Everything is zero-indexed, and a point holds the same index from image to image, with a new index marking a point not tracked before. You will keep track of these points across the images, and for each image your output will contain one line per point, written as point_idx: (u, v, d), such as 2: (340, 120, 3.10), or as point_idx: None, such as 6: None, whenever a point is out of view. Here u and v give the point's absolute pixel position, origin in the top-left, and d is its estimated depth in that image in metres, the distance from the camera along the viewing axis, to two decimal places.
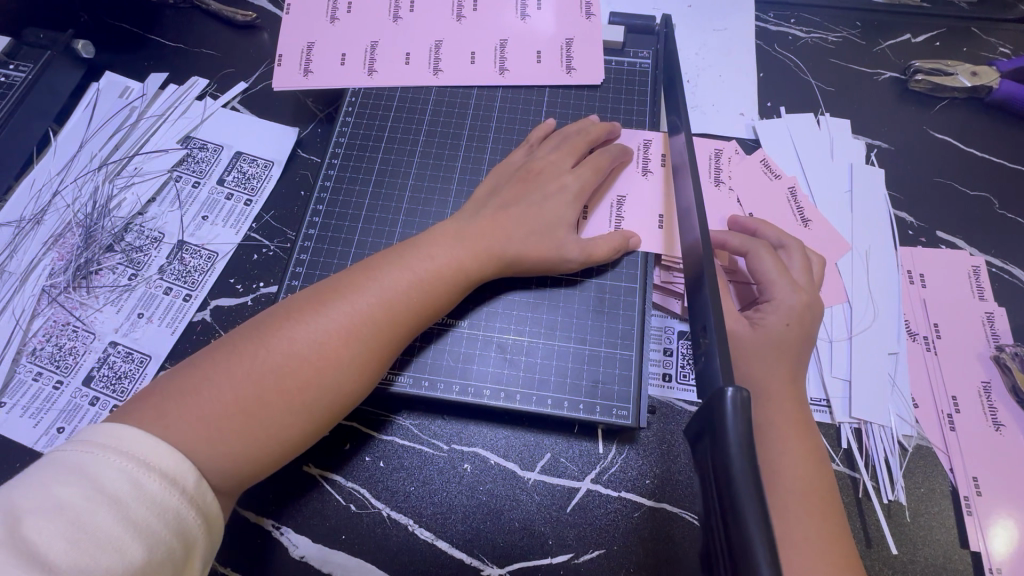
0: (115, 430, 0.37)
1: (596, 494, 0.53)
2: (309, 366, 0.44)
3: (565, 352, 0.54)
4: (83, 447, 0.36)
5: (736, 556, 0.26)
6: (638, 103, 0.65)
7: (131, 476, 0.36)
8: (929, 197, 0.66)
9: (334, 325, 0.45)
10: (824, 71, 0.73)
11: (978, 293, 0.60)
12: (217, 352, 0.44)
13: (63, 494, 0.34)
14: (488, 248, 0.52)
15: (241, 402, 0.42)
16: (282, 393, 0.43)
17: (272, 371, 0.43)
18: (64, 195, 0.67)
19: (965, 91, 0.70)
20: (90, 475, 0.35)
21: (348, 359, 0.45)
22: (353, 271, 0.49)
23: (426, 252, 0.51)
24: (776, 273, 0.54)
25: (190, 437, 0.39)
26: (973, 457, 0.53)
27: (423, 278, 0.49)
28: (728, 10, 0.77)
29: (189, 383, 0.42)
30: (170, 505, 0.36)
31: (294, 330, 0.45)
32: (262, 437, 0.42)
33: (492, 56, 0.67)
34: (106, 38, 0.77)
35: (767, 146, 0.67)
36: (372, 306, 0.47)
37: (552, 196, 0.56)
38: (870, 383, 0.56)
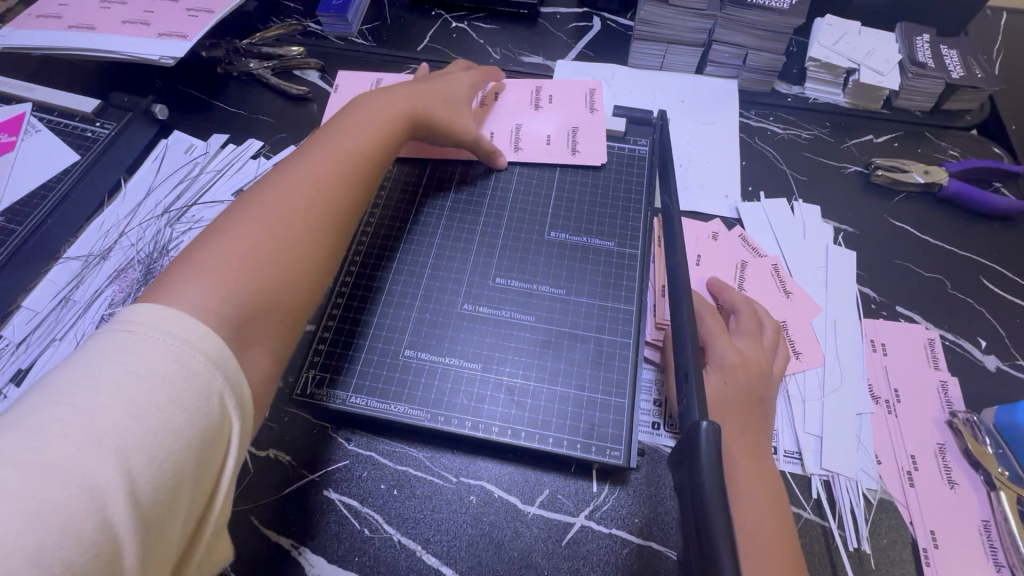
0: (156, 313, 0.39)
1: (589, 530, 0.59)
2: (317, 190, 0.54)
3: (565, 397, 0.61)
4: (128, 328, 0.38)
5: (704, 558, 0.32)
6: (637, 182, 0.76)
7: (178, 357, 0.37)
8: (890, 276, 0.75)
9: (322, 159, 0.56)
10: (798, 162, 0.84)
11: (933, 363, 0.68)
12: (215, 236, 0.48)
13: (115, 371, 0.36)
14: (418, 108, 0.68)
15: (270, 237, 0.49)
16: (306, 211, 0.52)
17: (288, 203, 0.52)
18: (129, 235, 0.76)
19: (919, 186, 0.81)
20: (140, 354, 0.37)
21: (347, 171, 0.57)
22: (304, 146, 0.59)
23: (368, 116, 0.63)
24: (716, 334, 0.62)
25: (236, 273, 0.46)
26: (931, 511, 0.59)
27: (383, 124, 0.63)
28: (715, 106, 0.89)
29: (199, 259, 0.46)
30: (213, 386, 0.38)
31: (287, 180, 0.54)
32: (301, 242, 0.51)
33: (508, 139, 0.78)
34: (177, 102, 0.89)
35: (747, 224, 0.77)
36: (349, 143, 0.59)
37: (452, 85, 0.76)
38: (839, 440, 0.63)
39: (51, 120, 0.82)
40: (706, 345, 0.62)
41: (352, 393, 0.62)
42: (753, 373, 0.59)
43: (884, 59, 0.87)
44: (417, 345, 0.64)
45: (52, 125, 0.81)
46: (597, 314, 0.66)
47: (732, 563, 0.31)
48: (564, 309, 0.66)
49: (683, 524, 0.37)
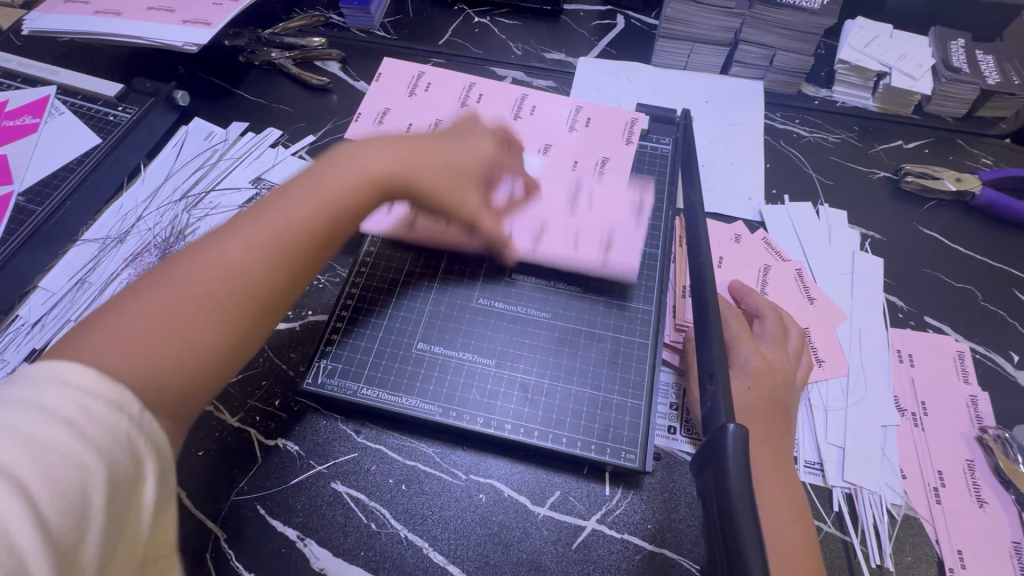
0: (50, 363, 0.36)
1: (600, 534, 0.57)
2: (232, 274, 0.47)
3: (580, 397, 0.60)
4: (22, 381, 0.36)
5: (732, 565, 0.31)
6: (659, 181, 0.74)
7: (75, 402, 0.35)
8: (918, 285, 0.72)
9: (252, 235, 0.49)
10: (824, 167, 0.82)
11: (962, 376, 0.66)
12: (140, 289, 0.45)
13: (6, 419, 0.33)
14: (400, 174, 0.59)
15: (169, 319, 0.43)
16: (212, 304, 0.46)
17: (198, 280, 0.46)
18: (147, 220, 0.76)
19: (951, 194, 0.78)
20: (33, 401, 0.34)
21: (274, 258, 0.49)
22: (258, 205, 0.52)
23: (334, 179, 0.55)
24: (742, 339, 0.60)
25: (118, 356, 0.40)
26: (958, 530, 0.57)
27: (341, 193, 0.55)
28: (740, 107, 0.88)
29: (94, 328, 0.41)
30: (119, 423, 0.36)
31: (211, 252, 0.47)
32: (199, 340, 0.45)
33: (533, 224, 0.69)
34: (198, 90, 0.89)
35: (771, 227, 0.75)
36: (292, 217, 0.51)
37: (468, 146, 0.64)
38: (862, 452, 0.61)
39: (74, 103, 0.82)
40: (731, 348, 0.60)
41: (364, 384, 0.61)
42: (777, 382, 0.58)
43: (916, 62, 0.84)
44: (431, 338, 0.63)
45: (75, 108, 0.82)
46: (616, 314, 0.64)
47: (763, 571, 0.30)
48: (582, 307, 0.65)
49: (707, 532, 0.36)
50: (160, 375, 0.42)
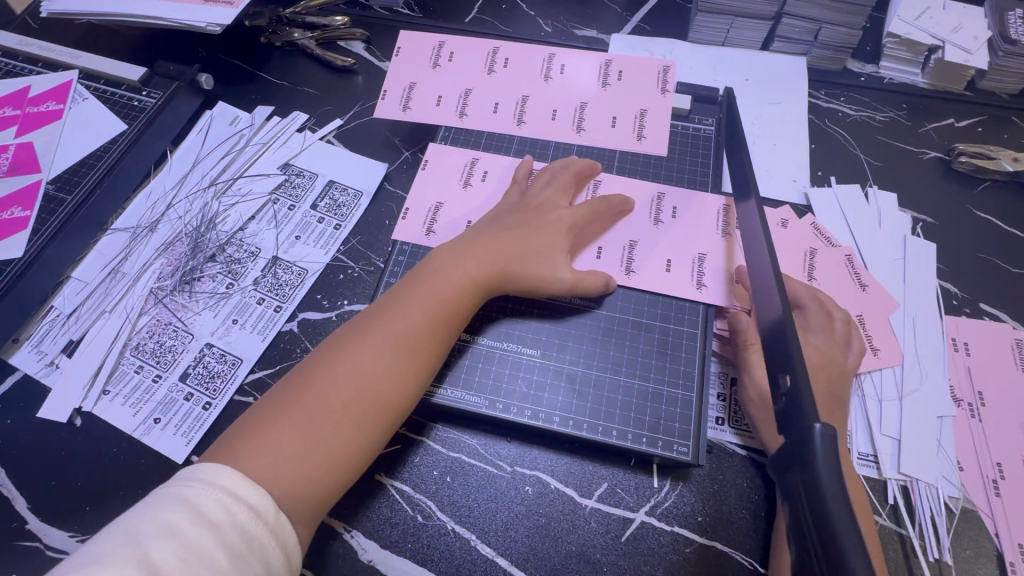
0: (211, 468, 0.43)
1: (649, 526, 0.56)
2: (354, 391, 0.50)
3: (629, 388, 0.58)
4: (185, 480, 0.42)
5: (832, 571, 0.29)
6: (702, 164, 0.71)
7: (223, 507, 0.41)
8: (973, 270, 0.70)
9: (370, 348, 0.52)
10: (872, 147, 0.79)
11: (1021, 365, 0.63)
12: (281, 402, 0.49)
13: (169, 518, 0.40)
14: (496, 268, 0.58)
15: (303, 434, 0.47)
16: (336, 422, 0.48)
17: (330, 397, 0.49)
18: (177, 208, 0.75)
19: (1007, 174, 0.75)
20: (194, 503, 0.41)
21: (395, 372, 0.52)
22: (374, 309, 0.55)
23: (439, 279, 0.57)
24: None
25: (270, 476, 0.44)
26: (1018, 523, 0.55)
27: (444, 300, 0.56)
28: (782, 85, 0.84)
29: (249, 434, 0.46)
30: (255, 532, 0.41)
31: (337, 364, 0.51)
32: (328, 456, 0.47)
33: (619, 255, 0.65)
34: (221, 73, 0.87)
35: (817, 210, 0.73)
36: (403, 328, 0.53)
37: (549, 223, 0.62)
38: (918, 443, 0.59)
39: (97, 88, 0.80)
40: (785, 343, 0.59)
41: None
42: (831, 378, 0.57)
43: (971, 35, 0.79)
44: (472, 327, 0.62)
45: (98, 93, 0.80)
46: (662, 302, 0.62)
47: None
48: (627, 296, 0.63)
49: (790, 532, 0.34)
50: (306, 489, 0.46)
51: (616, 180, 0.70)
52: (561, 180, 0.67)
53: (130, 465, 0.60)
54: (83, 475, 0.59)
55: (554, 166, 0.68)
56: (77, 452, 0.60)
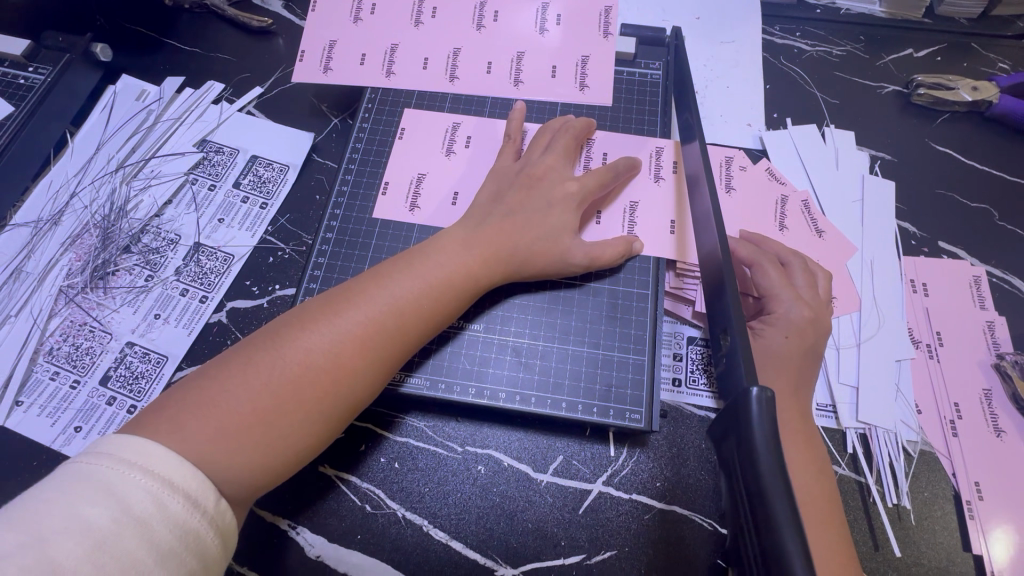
0: (144, 446, 0.39)
1: (607, 496, 0.54)
2: (325, 375, 0.45)
3: (579, 356, 0.55)
4: (110, 463, 0.37)
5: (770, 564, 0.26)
6: (649, 112, 0.66)
7: (155, 496, 0.37)
8: (931, 208, 0.67)
9: (349, 328, 0.47)
10: (829, 84, 0.75)
11: (978, 302, 0.62)
12: (231, 374, 0.44)
13: (86, 510, 0.35)
14: (497, 252, 0.53)
15: (259, 410, 0.43)
16: (299, 403, 0.44)
17: (286, 380, 0.44)
18: (82, 197, 0.68)
19: (966, 105, 0.72)
20: (117, 492, 0.36)
21: (366, 367, 0.47)
22: (365, 279, 0.51)
23: (434, 260, 0.52)
24: (782, 286, 0.54)
25: (202, 454, 0.40)
26: (974, 461, 0.55)
27: (436, 283, 0.51)
28: (735, 22, 0.79)
29: (205, 396, 0.43)
30: (192, 526, 0.37)
31: (312, 338, 0.46)
32: (281, 441, 0.44)
33: (620, 218, 0.60)
34: (121, 42, 0.78)
35: (772, 155, 0.69)
36: (388, 310, 0.48)
37: (555, 200, 0.56)
38: (875, 389, 0.58)
39: None
40: (768, 298, 0.54)
41: None
42: (820, 332, 0.53)
43: None
44: None
45: None
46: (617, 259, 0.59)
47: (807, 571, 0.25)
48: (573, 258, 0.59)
49: (732, 512, 0.32)
50: (243, 481, 0.42)
51: (611, 138, 0.64)
52: (540, 147, 0.60)
53: None
54: None
55: (551, 129, 0.62)
56: None
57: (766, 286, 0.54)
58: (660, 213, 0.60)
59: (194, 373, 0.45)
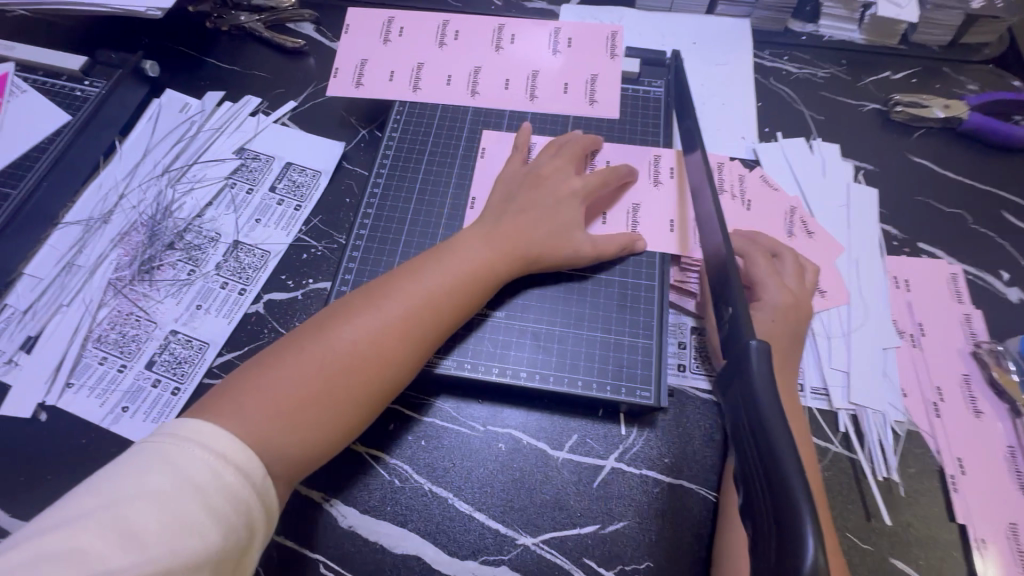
0: (199, 425, 0.43)
1: (619, 471, 0.59)
2: (367, 358, 0.50)
3: (592, 340, 0.60)
4: (171, 438, 0.42)
5: (774, 489, 0.30)
6: (653, 125, 0.73)
7: (211, 467, 0.41)
8: (911, 212, 0.74)
9: (387, 319, 0.52)
10: (815, 103, 0.82)
11: (956, 297, 0.67)
12: (283, 362, 0.49)
13: (151, 480, 0.40)
14: (519, 249, 0.59)
15: (313, 392, 0.48)
16: (346, 383, 0.49)
17: (336, 365, 0.49)
18: (130, 197, 0.74)
19: (939, 121, 0.79)
20: (178, 466, 0.40)
21: (406, 353, 0.52)
22: (399, 272, 0.56)
23: (460, 257, 0.57)
24: (769, 275, 0.60)
25: (261, 434, 0.45)
26: (956, 439, 0.60)
27: (460, 277, 0.56)
28: (729, 47, 0.86)
29: (259, 382, 0.48)
30: (242, 497, 0.42)
31: (355, 326, 0.51)
32: (330, 419, 0.48)
33: (623, 218, 0.66)
34: (167, 60, 0.85)
35: (765, 163, 0.76)
36: (423, 303, 0.53)
37: (563, 200, 0.63)
38: (864, 374, 0.63)
39: (36, 80, 0.78)
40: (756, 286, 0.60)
41: None
42: (801, 316, 0.59)
43: None
44: None
45: (38, 85, 0.77)
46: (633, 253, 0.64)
47: (805, 492, 0.29)
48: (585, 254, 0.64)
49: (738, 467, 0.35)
50: (298, 456, 0.47)
51: (618, 148, 0.71)
52: (556, 155, 0.67)
53: (100, 454, 0.59)
54: (51, 467, 0.59)
55: (560, 142, 0.68)
56: (40, 448, 0.60)
57: (756, 275, 0.61)
58: (659, 214, 0.66)
59: (245, 364, 0.50)
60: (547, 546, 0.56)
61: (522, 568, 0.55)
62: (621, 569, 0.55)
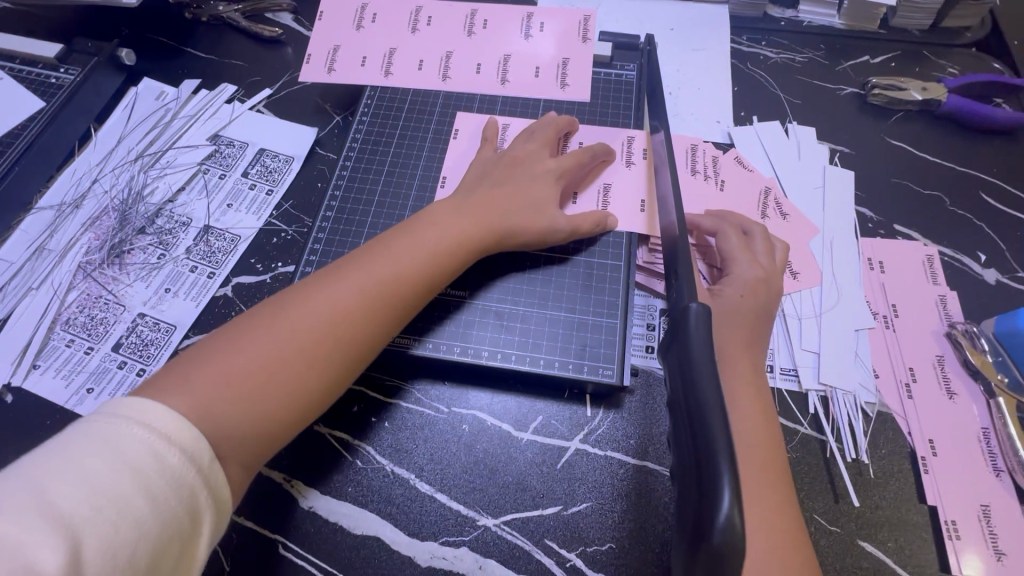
0: (142, 405, 0.40)
1: (583, 453, 0.58)
2: (332, 331, 0.49)
3: (557, 320, 0.60)
4: (108, 419, 0.39)
5: (700, 447, 0.29)
6: (624, 108, 0.73)
7: (153, 450, 0.38)
8: (887, 195, 0.73)
9: (359, 287, 0.51)
10: (792, 87, 0.82)
11: (931, 278, 0.66)
12: (250, 330, 0.48)
13: (85, 463, 0.36)
14: (486, 227, 0.58)
15: (281, 358, 0.47)
16: (315, 351, 0.48)
17: (307, 331, 0.48)
18: (103, 183, 0.74)
19: (918, 104, 0.78)
20: (115, 447, 0.37)
21: (379, 321, 0.51)
22: (373, 243, 0.55)
23: (435, 229, 0.57)
24: (740, 251, 0.59)
25: (225, 399, 0.44)
26: (928, 420, 0.58)
27: (436, 249, 0.56)
28: (706, 32, 0.86)
29: (225, 349, 0.46)
30: (188, 481, 0.39)
31: (321, 299, 0.50)
32: (298, 386, 0.47)
33: (594, 198, 0.65)
34: (145, 49, 0.85)
35: (738, 146, 0.75)
36: (397, 272, 0.53)
37: (536, 177, 0.62)
38: (834, 355, 0.62)
39: (13, 68, 0.79)
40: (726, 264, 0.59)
41: None
42: (772, 292, 0.58)
43: None
44: None
45: (15, 73, 0.78)
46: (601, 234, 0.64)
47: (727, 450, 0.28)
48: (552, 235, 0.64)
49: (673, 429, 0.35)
50: (263, 423, 0.45)
51: (589, 129, 0.70)
52: (525, 138, 0.66)
53: None
54: (14, 447, 0.59)
55: (534, 126, 0.68)
56: (4, 428, 0.60)
57: (727, 251, 0.59)
58: (631, 193, 0.65)
59: (209, 335, 0.49)
60: (508, 527, 0.55)
61: (482, 549, 0.54)
62: (583, 551, 0.54)
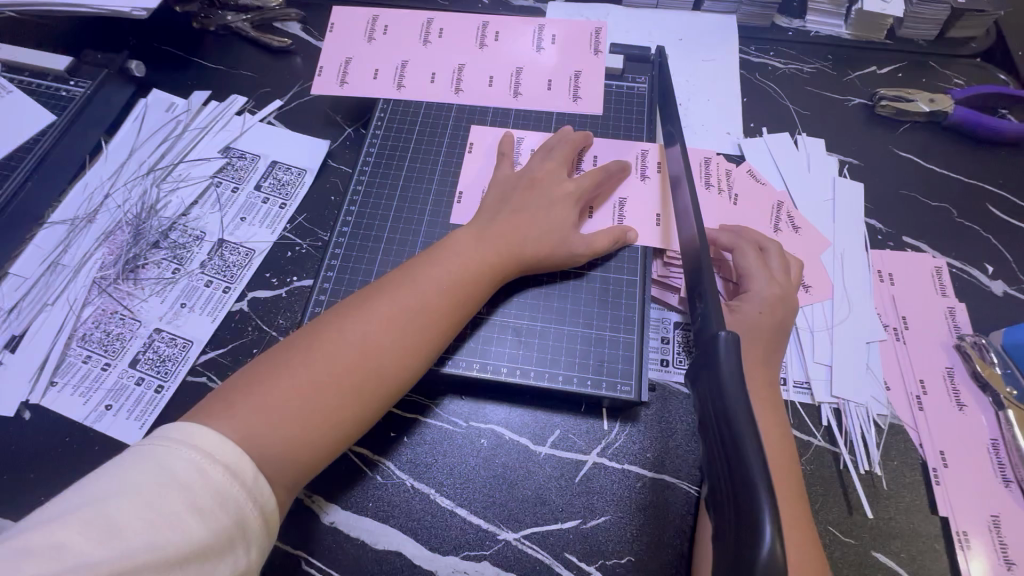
0: (190, 427, 0.41)
1: (601, 467, 0.59)
2: (361, 356, 0.50)
3: (574, 335, 0.61)
4: (160, 440, 0.40)
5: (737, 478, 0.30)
6: (636, 121, 0.73)
7: (198, 466, 0.39)
8: (896, 206, 0.73)
9: (388, 316, 0.52)
10: (800, 97, 0.82)
11: (940, 290, 0.67)
12: (286, 361, 0.48)
13: (136, 480, 0.38)
14: (508, 247, 0.59)
15: (315, 387, 0.47)
16: (348, 379, 0.48)
17: (339, 361, 0.49)
18: (115, 197, 0.74)
19: (925, 115, 0.79)
20: (164, 464, 0.39)
21: (409, 348, 0.52)
22: (400, 272, 0.56)
23: (460, 254, 0.57)
24: (756, 267, 0.60)
25: (266, 430, 0.44)
26: (939, 432, 0.59)
27: (462, 274, 0.56)
28: (714, 42, 0.86)
29: (262, 381, 0.47)
30: (232, 497, 0.40)
31: (350, 324, 0.51)
32: (333, 415, 0.47)
33: (610, 213, 0.66)
34: (153, 60, 0.85)
35: (749, 158, 0.76)
36: (423, 298, 0.54)
37: (556, 200, 0.62)
38: (847, 368, 0.63)
39: (22, 81, 0.78)
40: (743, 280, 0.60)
41: None
42: (789, 308, 0.58)
43: None
44: None
45: (24, 86, 0.78)
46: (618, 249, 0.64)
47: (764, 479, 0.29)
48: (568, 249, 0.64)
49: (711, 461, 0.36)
50: (301, 453, 0.45)
51: (603, 143, 0.71)
52: (541, 154, 0.67)
53: (83, 452, 0.59)
54: (34, 465, 0.59)
55: (551, 142, 0.68)
56: (23, 446, 0.60)
57: (743, 266, 0.60)
58: (648, 208, 0.66)
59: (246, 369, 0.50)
60: (528, 541, 0.56)
61: (503, 563, 0.55)
62: (603, 564, 0.55)
